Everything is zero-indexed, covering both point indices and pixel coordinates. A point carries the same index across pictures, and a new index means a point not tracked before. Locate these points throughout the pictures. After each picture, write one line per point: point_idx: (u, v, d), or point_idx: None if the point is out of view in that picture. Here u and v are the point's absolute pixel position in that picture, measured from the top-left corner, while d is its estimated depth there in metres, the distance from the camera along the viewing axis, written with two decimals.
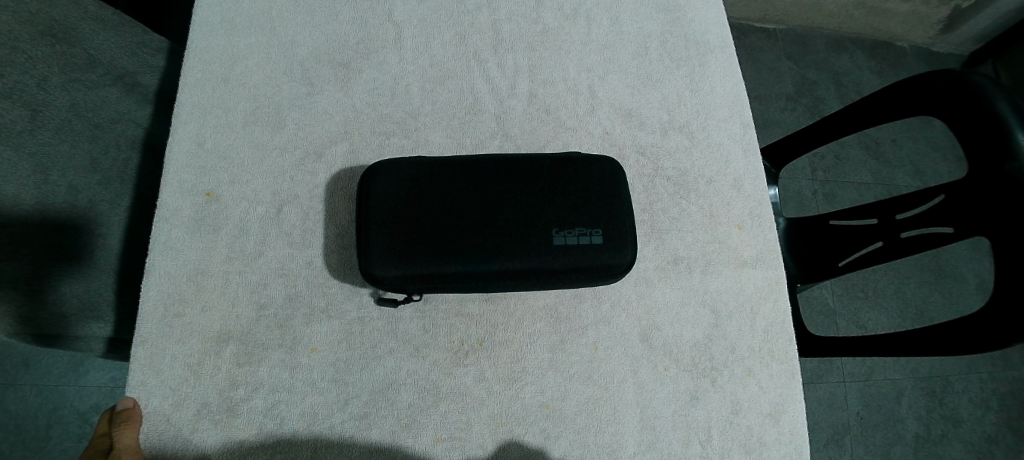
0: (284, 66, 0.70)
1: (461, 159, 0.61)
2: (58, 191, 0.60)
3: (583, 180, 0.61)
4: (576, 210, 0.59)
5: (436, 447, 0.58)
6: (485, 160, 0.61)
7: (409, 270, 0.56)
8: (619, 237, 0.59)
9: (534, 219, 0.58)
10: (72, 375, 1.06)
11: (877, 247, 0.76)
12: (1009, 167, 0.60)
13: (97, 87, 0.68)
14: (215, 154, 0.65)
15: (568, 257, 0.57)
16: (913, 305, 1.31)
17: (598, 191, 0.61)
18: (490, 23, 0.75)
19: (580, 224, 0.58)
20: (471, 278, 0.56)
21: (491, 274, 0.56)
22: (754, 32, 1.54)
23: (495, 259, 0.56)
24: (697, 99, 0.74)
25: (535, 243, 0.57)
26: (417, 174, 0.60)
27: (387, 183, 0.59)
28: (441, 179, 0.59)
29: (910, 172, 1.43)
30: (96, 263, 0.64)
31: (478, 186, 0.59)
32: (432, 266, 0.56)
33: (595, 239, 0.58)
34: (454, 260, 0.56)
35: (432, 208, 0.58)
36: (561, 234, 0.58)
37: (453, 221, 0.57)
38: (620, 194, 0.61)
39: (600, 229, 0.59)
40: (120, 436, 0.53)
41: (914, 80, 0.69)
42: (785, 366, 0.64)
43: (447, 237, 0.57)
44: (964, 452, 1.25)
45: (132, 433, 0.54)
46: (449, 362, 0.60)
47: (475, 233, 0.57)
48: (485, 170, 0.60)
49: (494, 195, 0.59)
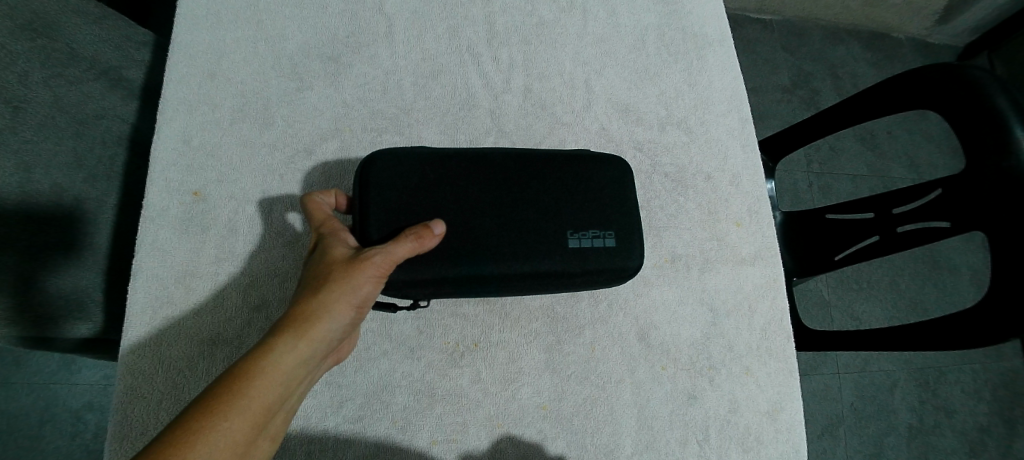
0: (272, 61, 0.68)
1: (468, 155, 0.59)
2: (42, 190, 0.58)
3: (592, 179, 0.61)
4: (588, 211, 0.59)
5: (432, 450, 0.57)
6: (495, 155, 0.60)
7: (416, 274, 0.54)
8: (630, 239, 0.59)
9: (547, 220, 0.58)
10: (62, 373, 1.00)
11: (874, 241, 0.76)
12: (1007, 162, 0.59)
13: (81, 82, 0.66)
14: (203, 152, 0.64)
15: (584, 260, 0.57)
16: (907, 297, 1.31)
17: (608, 191, 0.61)
18: (483, 16, 0.73)
19: (593, 226, 0.59)
20: (483, 281, 0.55)
21: (508, 277, 0.55)
22: (750, 23, 1.52)
23: (509, 263, 0.55)
24: (694, 94, 0.72)
25: (550, 245, 0.57)
26: (421, 169, 0.57)
27: (389, 180, 0.56)
28: (449, 176, 0.58)
29: (905, 164, 1.42)
30: (84, 261, 0.63)
31: (488, 185, 0.58)
32: (441, 269, 0.54)
33: (608, 241, 0.58)
34: (472, 264, 0.54)
35: (440, 208, 0.56)
36: (575, 235, 0.58)
37: (464, 222, 0.56)
38: (629, 194, 0.61)
39: (612, 231, 0.59)
40: (399, 246, 0.50)
41: (913, 74, 0.68)
42: (783, 364, 0.64)
43: (458, 239, 0.55)
44: (956, 442, 1.26)
45: (406, 252, 0.51)
46: (443, 364, 0.60)
47: (490, 235, 0.56)
48: (495, 167, 0.59)
49: (506, 195, 0.58)
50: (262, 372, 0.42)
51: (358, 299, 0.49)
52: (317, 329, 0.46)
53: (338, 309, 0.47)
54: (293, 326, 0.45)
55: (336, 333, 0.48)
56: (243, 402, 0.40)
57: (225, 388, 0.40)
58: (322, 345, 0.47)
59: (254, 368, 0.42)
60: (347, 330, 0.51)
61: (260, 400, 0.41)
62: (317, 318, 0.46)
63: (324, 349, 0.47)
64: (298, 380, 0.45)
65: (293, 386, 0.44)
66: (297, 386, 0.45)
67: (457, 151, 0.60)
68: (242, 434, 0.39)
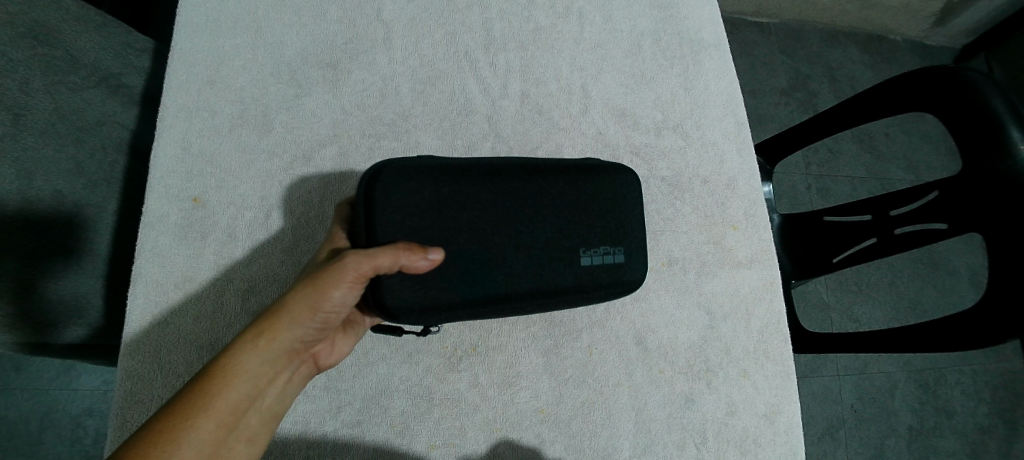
0: (271, 68, 0.68)
1: (480, 169, 0.56)
2: (43, 197, 0.59)
3: (603, 192, 0.60)
4: (599, 226, 0.59)
5: (431, 454, 0.57)
6: (509, 168, 0.57)
7: (426, 300, 0.53)
8: (637, 254, 0.61)
9: (561, 239, 0.58)
10: (62, 379, 1.00)
11: (871, 244, 0.76)
12: (1003, 165, 0.60)
13: (81, 90, 0.66)
14: (202, 158, 0.64)
15: (595, 278, 0.58)
16: (906, 298, 1.32)
17: (618, 202, 0.61)
18: (480, 22, 0.73)
19: (603, 243, 0.59)
20: (501, 304, 0.55)
21: (524, 300, 0.56)
22: (748, 26, 1.52)
23: (524, 285, 0.55)
24: (691, 98, 0.73)
25: (564, 265, 0.57)
26: (434, 187, 0.54)
27: (399, 199, 0.53)
28: (463, 194, 0.55)
29: (903, 165, 1.43)
30: (84, 266, 0.63)
31: (503, 202, 0.56)
32: (455, 294, 0.53)
33: (617, 257, 0.60)
34: (491, 289, 0.54)
35: (456, 230, 0.54)
36: (587, 253, 0.59)
37: (480, 244, 0.55)
38: (634, 205, 0.62)
39: (621, 246, 0.60)
40: (380, 257, 0.48)
41: (910, 77, 0.68)
42: (780, 367, 0.64)
43: (474, 263, 0.54)
44: (956, 444, 1.26)
45: (387, 263, 0.49)
46: (441, 368, 0.60)
47: (506, 257, 0.55)
48: (508, 182, 0.57)
49: (522, 214, 0.56)
50: (225, 374, 0.45)
51: (328, 303, 0.49)
52: (282, 332, 0.48)
53: (304, 312, 0.48)
54: (258, 329, 0.48)
55: (305, 334, 0.49)
56: (204, 404, 0.44)
57: (190, 390, 0.44)
58: (289, 344, 0.49)
59: (218, 371, 0.45)
60: (325, 331, 0.52)
61: (222, 400, 0.45)
62: (281, 321, 0.48)
63: (292, 349, 0.49)
64: (265, 378, 0.48)
65: (261, 385, 0.48)
66: (266, 384, 0.48)
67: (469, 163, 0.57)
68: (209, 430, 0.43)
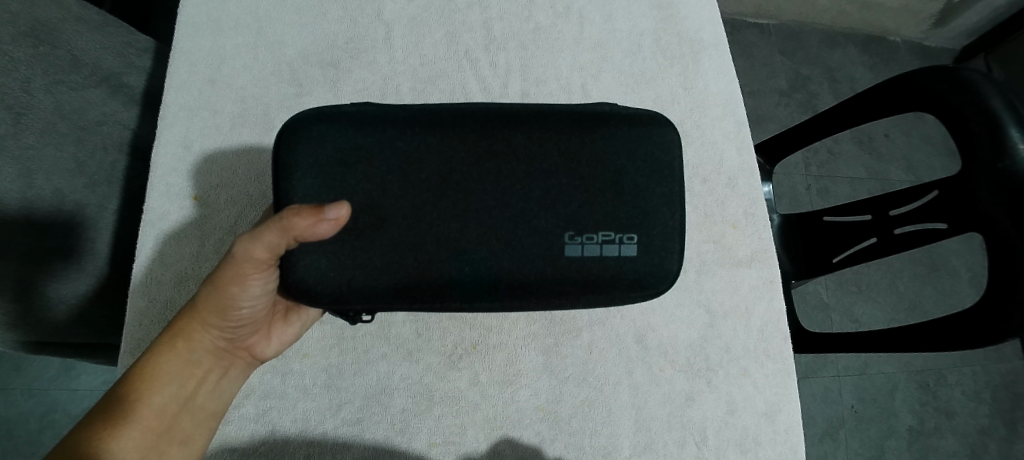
0: (272, 67, 0.69)
1: (457, 126, 0.49)
2: (44, 195, 0.59)
3: (610, 155, 0.50)
4: (600, 206, 0.49)
5: (431, 452, 0.57)
6: (489, 119, 0.50)
7: (371, 284, 0.47)
8: (651, 246, 0.49)
9: (546, 219, 0.48)
10: (63, 379, 1.00)
11: (871, 243, 0.75)
12: (1002, 164, 0.59)
13: (83, 89, 0.66)
14: (203, 157, 0.64)
15: (584, 273, 0.48)
16: (906, 299, 1.31)
17: (633, 171, 0.50)
18: (481, 22, 0.74)
19: (602, 228, 0.49)
20: (463, 293, 0.47)
21: (491, 293, 0.48)
22: (747, 28, 1.53)
23: (487, 267, 0.47)
24: (690, 97, 0.73)
25: (545, 253, 0.48)
26: (388, 139, 0.48)
27: (356, 160, 0.48)
28: (425, 151, 0.48)
29: (903, 166, 1.43)
30: (83, 266, 0.63)
31: (471, 160, 0.49)
32: (407, 280, 0.47)
33: (620, 248, 0.49)
34: (449, 275, 0.47)
35: (401, 189, 0.48)
36: (576, 240, 0.48)
37: (434, 209, 0.48)
38: (657, 179, 0.50)
39: (633, 235, 0.49)
40: (263, 230, 0.42)
41: (909, 77, 0.68)
42: (780, 365, 0.64)
43: (424, 233, 0.47)
44: (957, 444, 1.26)
45: (277, 235, 0.42)
46: (441, 366, 0.60)
47: (472, 235, 0.47)
48: (487, 142, 0.49)
49: (489, 177, 0.48)
50: (145, 380, 0.49)
51: (236, 298, 0.48)
52: (193, 335, 0.50)
53: (214, 314, 0.49)
54: (172, 334, 0.50)
55: (223, 332, 0.51)
56: (129, 411, 0.47)
57: (114, 399, 0.48)
58: (206, 345, 0.51)
59: (138, 379, 0.49)
60: (251, 325, 0.52)
61: (146, 404, 0.48)
62: (190, 324, 0.50)
63: (213, 348, 0.52)
64: (190, 378, 0.51)
65: (189, 384, 0.51)
66: (194, 383, 0.51)
67: (435, 112, 0.50)
68: (135, 434, 0.47)
